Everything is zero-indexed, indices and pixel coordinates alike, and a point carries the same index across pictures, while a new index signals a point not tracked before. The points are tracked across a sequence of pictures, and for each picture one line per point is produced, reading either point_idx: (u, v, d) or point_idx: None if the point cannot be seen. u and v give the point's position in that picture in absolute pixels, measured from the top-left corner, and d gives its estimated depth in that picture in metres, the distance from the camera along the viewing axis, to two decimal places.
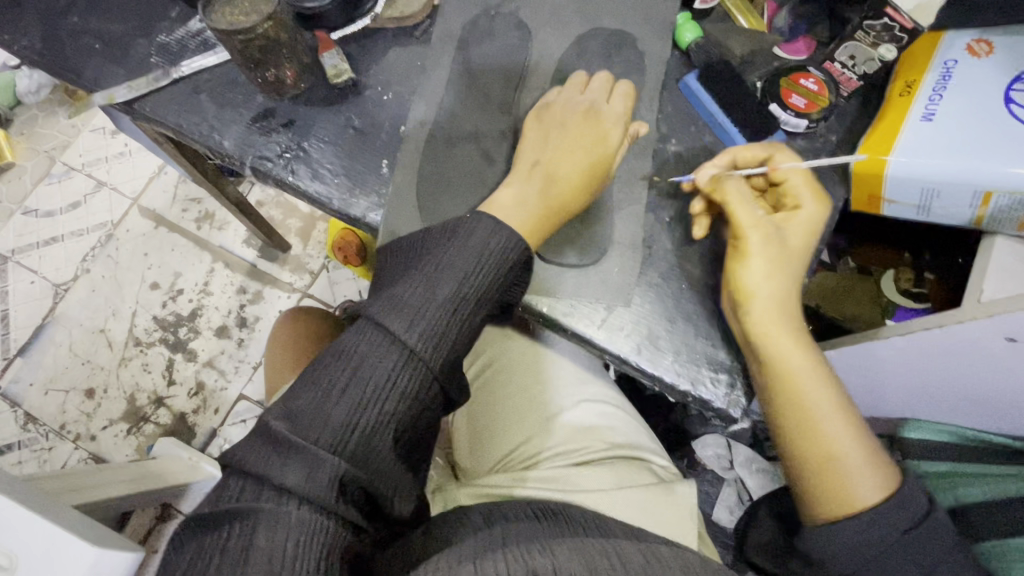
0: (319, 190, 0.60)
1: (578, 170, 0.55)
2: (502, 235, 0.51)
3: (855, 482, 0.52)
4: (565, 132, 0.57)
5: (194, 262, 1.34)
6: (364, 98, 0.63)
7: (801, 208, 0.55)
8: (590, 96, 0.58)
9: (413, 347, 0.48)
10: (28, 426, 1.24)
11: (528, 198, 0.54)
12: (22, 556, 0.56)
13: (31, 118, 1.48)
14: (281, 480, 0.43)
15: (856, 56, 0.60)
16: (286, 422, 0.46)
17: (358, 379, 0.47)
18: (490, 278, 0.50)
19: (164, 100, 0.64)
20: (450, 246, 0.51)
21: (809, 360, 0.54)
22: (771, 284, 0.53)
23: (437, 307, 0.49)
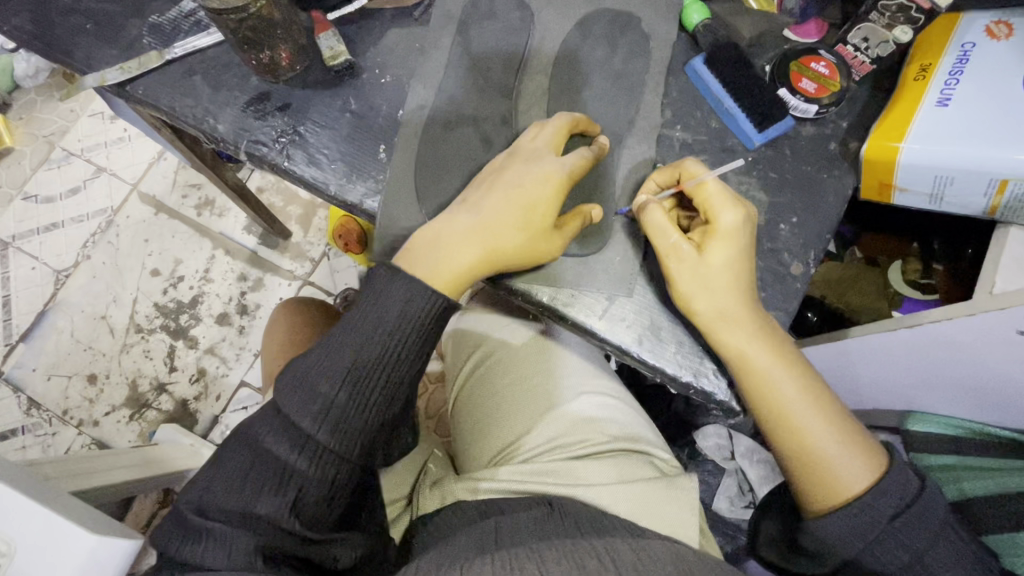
0: (315, 175, 0.59)
1: (509, 228, 0.51)
2: (399, 302, 0.50)
3: (837, 474, 0.52)
4: (500, 180, 0.53)
5: (194, 249, 1.33)
6: (361, 81, 0.62)
7: (717, 219, 0.52)
8: (535, 146, 0.54)
9: (310, 425, 0.48)
10: (31, 412, 1.24)
11: (445, 252, 0.51)
12: (20, 542, 0.57)
13: (30, 102, 1.46)
14: (203, 565, 0.45)
15: (869, 39, 0.58)
16: (197, 512, 0.47)
17: (266, 459, 0.48)
18: (391, 341, 0.50)
19: (158, 82, 0.63)
20: (351, 316, 0.51)
21: (775, 360, 0.52)
22: (713, 305, 0.51)
23: (330, 379, 0.49)
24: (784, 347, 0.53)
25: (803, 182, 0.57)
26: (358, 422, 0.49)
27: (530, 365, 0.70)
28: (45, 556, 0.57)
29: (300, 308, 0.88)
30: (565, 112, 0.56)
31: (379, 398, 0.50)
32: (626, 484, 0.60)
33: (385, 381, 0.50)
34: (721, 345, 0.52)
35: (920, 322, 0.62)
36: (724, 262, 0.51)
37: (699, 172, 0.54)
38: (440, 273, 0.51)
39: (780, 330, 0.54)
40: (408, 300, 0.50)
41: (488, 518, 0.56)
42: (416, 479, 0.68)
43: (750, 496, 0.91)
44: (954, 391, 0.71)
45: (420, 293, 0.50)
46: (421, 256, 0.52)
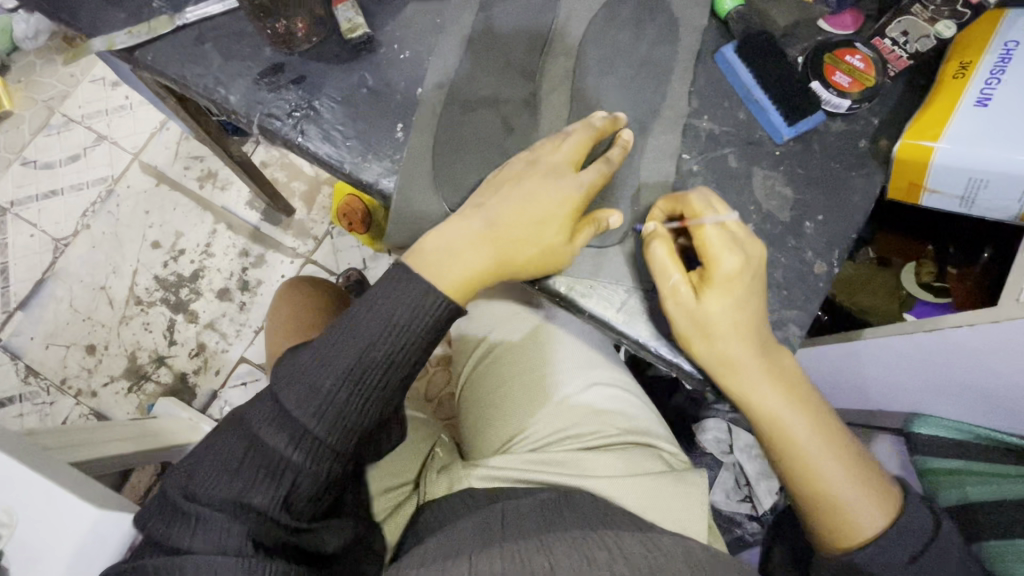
0: (329, 152, 0.57)
1: (517, 239, 0.50)
2: (405, 308, 0.48)
3: (851, 518, 0.53)
4: (515, 192, 0.51)
5: (196, 222, 1.31)
6: (379, 55, 0.59)
7: (719, 262, 0.49)
8: (555, 157, 0.52)
9: (308, 420, 0.47)
10: (29, 379, 1.23)
11: (455, 258, 0.50)
12: (21, 511, 0.56)
13: (29, 64, 1.42)
14: (191, 549, 0.44)
15: (909, 32, 0.55)
16: (189, 497, 0.46)
17: (261, 448, 0.47)
18: (396, 345, 0.48)
19: (167, 48, 0.60)
20: (353, 316, 0.48)
21: (786, 400, 0.52)
22: (717, 349, 0.50)
23: (330, 379, 0.47)
24: (796, 387, 0.53)
25: (830, 179, 0.56)
26: (357, 422, 0.48)
27: (540, 357, 0.69)
28: (46, 529, 0.57)
29: (308, 289, 0.88)
30: (588, 120, 0.53)
31: (378, 399, 0.48)
32: (634, 477, 0.59)
33: (386, 384, 0.48)
34: (731, 384, 0.52)
35: (939, 326, 0.61)
36: (724, 312, 0.50)
37: (704, 211, 0.51)
38: (447, 279, 0.49)
39: (796, 365, 0.53)
40: (417, 305, 0.48)
41: (494, 506, 0.56)
42: (424, 464, 0.67)
43: (746, 490, 0.91)
44: (964, 398, 0.70)
45: (424, 304, 0.48)
46: (430, 259, 0.50)
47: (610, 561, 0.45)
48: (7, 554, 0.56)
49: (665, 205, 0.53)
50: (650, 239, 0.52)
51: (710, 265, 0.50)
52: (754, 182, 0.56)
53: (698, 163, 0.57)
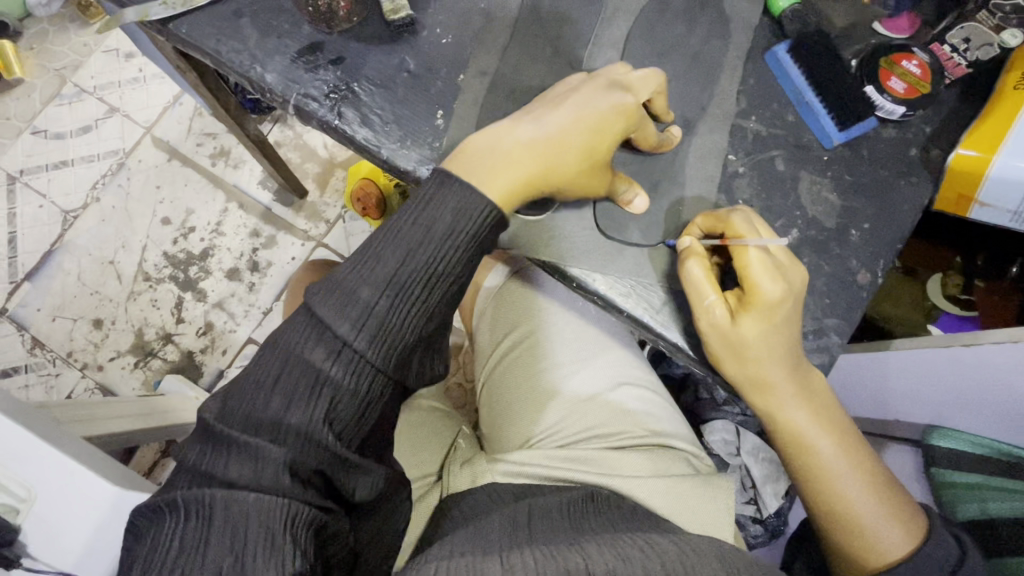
0: (367, 136, 0.56)
1: (571, 145, 0.48)
2: (451, 212, 0.45)
3: (874, 541, 0.52)
4: (569, 100, 0.49)
5: (207, 200, 1.30)
6: (421, 39, 0.58)
7: (761, 291, 0.48)
8: (614, 72, 0.51)
9: (346, 331, 0.43)
10: (35, 351, 1.22)
11: (501, 154, 0.47)
12: (40, 488, 0.55)
13: (42, 32, 1.40)
14: (224, 477, 0.41)
15: (970, 39, 0.55)
16: (223, 419, 0.43)
17: (298, 365, 0.43)
18: (439, 255, 0.44)
19: (202, 22, 0.59)
20: (400, 218, 0.45)
21: (817, 422, 0.52)
22: (750, 368, 0.49)
23: (369, 290, 0.43)
24: (826, 410, 0.52)
25: (877, 187, 0.55)
26: (398, 338, 0.44)
27: (568, 350, 0.69)
28: (67, 505, 0.56)
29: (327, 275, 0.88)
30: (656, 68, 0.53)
31: (419, 315, 0.45)
32: (659, 478, 0.59)
33: (427, 300, 0.45)
34: (761, 402, 0.51)
35: (979, 342, 0.60)
36: (758, 337, 0.48)
37: (747, 236, 0.49)
38: (495, 177, 0.46)
39: (828, 390, 0.53)
40: (461, 207, 0.45)
41: (521, 503, 0.56)
42: (447, 454, 0.67)
43: (751, 492, 0.91)
44: (993, 414, 0.68)
45: (469, 206, 0.45)
46: (475, 156, 0.47)
47: (645, 559, 0.43)
48: (24, 529, 0.54)
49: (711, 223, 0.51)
50: (688, 259, 0.50)
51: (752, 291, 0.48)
52: (800, 187, 0.55)
53: (743, 164, 0.55)
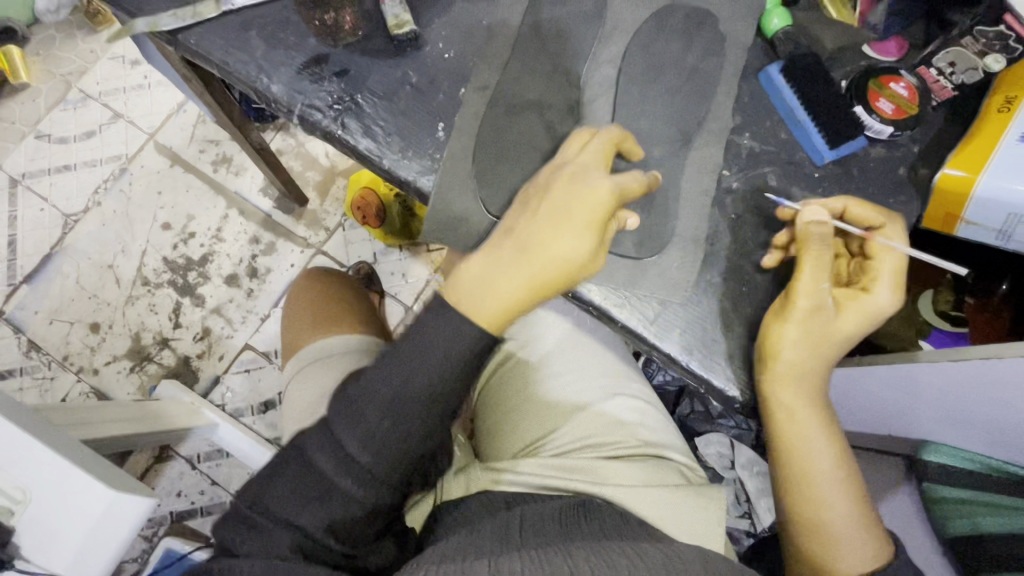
0: (369, 147, 0.57)
1: (557, 246, 0.46)
2: (444, 340, 0.46)
3: (842, 552, 0.53)
4: (545, 202, 0.48)
5: (208, 206, 1.31)
6: (424, 53, 0.59)
7: (875, 293, 0.51)
8: (585, 164, 0.50)
9: (354, 449, 0.47)
10: (31, 354, 1.22)
11: (490, 276, 0.47)
12: (35, 490, 0.55)
13: (49, 37, 1.42)
14: (245, 553, 0.47)
15: (955, 63, 0.56)
16: (250, 504, 0.49)
17: (314, 471, 0.49)
18: (437, 377, 0.47)
19: (210, 33, 0.60)
20: (401, 341, 0.48)
21: (817, 421, 0.53)
22: (793, 354, 0.50)
23: (373, 409, 0.47)
24: (825, 413, 0.54)
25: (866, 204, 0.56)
26: (401, 454, 0.48)
27: (575, 362, 0.70)
28: (61, 509, 0.55)
29: (331, 287, 0.90)
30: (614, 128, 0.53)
31: (420, 430, 0.48)
32: (655, 488, 0.59)
33: (427, 416, 0.48)
34: (775, 399, 0.52)
35: (966, 357, 0.59)
36: (854, 329, 0.50)
37: (893, 242, 0.51)
38: (492, 306, 0.47)
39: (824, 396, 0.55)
40: (456, 333, 0.46)
41: (512, 510, 0.56)
42: None
43: (746, 506, 0.91)
44: (979, 431, 0.68)
45: (462, 333, 0.46)
46: (468, 289, 0.47)
47: (631, 566, 0.45)
48: (16, 532, 0.54)
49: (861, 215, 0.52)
50: (812, 236, 0.51)
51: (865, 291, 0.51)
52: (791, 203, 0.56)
53: (737, 180, 0.57)
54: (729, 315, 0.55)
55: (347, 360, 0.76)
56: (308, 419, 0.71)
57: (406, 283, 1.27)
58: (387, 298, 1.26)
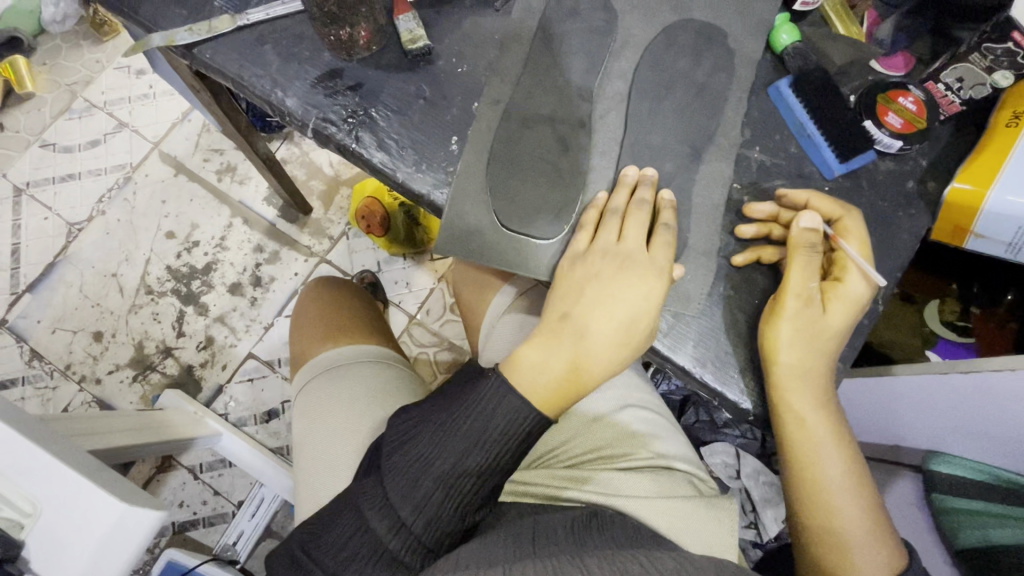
0: (383, 160, 0.58)
1: (612, 337, 0.52)
2: (503, 424, 0.51)
3: (854, 562, 0.53)
4: (597, 291, 0.53)
5: (212, 215, 1.31)
6: (437, 68, 0.60)
7: (846, 282, 0.52)
8: (628, 247, 0.53)
9: (407, 514, 0.51)
10: (33, 363, 1.22)
11: (548, 363, 0.52)
12: (45, 503, 0.54)
13: (55, 48, 1.43)
14: None
15: (963, 78, 0.57)
16: (310, 555, 0.53)
17: (366, 533, 0.52)
18: (492, 455, 0.51)
19: (225, 47, 0.61)
20: (456, 417, 0.52)
21: (826, 427, 0.54)
22: (796, 357, 0.51)
23: (430, 481, 0.51)
24: (834, 419, 0.54)
25: (876, 217, 0.56)
26: (450, 522, 0.52)
27: None
28: (70, 524, 0.54)
29: (340, 298, 0.91)
30: (644, 180, 0.56)
31: (471, 501, 0.52)
32: (668, 499, 0.58)
33: (479, 488, 0.52)
34: (785, 405, 0.52)
35: (977, 369, 0.59)
36: (841, 326, 0.52)
37: (851, 239, 0.53)
38: (548, 390, 0.52)
39: (835, 403, 0.55)
40: (513, 417, 0.51)
41: (525, 520, 0.56)
42: None
43: (752, 515, 0.91)
44: (988, 441, 0.68)
45: (523, 414, 0.51)
46: (526, 373, 0.52)
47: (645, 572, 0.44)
48: (25, 545, 0.54)
49: (823, 210, 0.54)
50: (798, 242, 0.52)
51: (836, 282, 0.53)
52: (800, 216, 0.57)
53: (747, 193, 0.58)
54: (742, 328, 0.55)
55: (356, 371, 0.76)
56: (317, 432, 0.70)
57: (409, 291, 1.27)
58: (391, 307, 1.26)
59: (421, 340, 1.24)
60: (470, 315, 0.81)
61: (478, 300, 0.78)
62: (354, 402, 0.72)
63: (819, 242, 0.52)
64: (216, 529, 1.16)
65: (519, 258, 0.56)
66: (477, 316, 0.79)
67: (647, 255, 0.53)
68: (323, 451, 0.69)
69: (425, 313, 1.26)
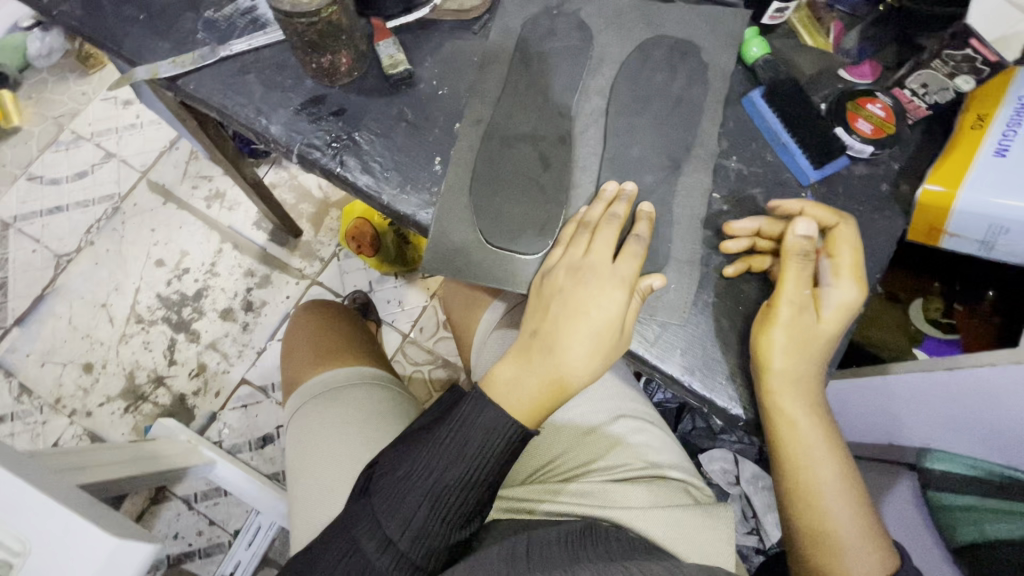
0: (368, 183, 0.59)
1: (590, 347, 0.52)
2: (484, 436, 0.51)
3: (847, 563, 0.53)
4: (578, 302, 0.53)
5: (201, 242, 1.31)
6: (418, 91, 0.61)
7: (837, 287, 0.53)
8: (593, 260, 0.54)
9: (394, 531, 0.51)
10: (22, 398, 1.21)
11: (530, 377, 0.52)
12: (36, 541, 0.53)
13: (41, 82, 1.44)
14: None
15: (928, 84, 0.58)
16: None
17: (355, 553, 0.51)
18: (474, 467, 0.51)
19: (209, 78, 0.62)
20: (439, 432, 0.52)
21: (815, 429, 0.54)
22: (784, 360, 0.51)
23: (414, 497, 0.51)
24: (824, 420, 0.55)
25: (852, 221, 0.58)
26: (436, 540, 0.52)
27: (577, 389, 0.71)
28: (60, 560, 0.53)
29: (327, 322, 0.90)
30: (622, 194, 0.56)
31: (455, 517, 0.52)
32: (660, 508, 0.58)
33: (463, 504, 0.52)
34: (775, 408, 0.52)
35: (962, 365, 0.60)
36: (831, 330, 0.53)
37: (844, 246, 0.54)
38: (530, 404, 0.52)
39: (825, 403, 0.55)
40: (494, 429, 0.51)
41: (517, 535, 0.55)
42: None
43: (753, 522, 0.91)
44: (979, 436, 0.69)
45: (501, 425, 0.51)
46: (508, 387, 0.53)
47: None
48: None
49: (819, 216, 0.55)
50: (794, 250, 0.53)
51: (829, 288, 0.54)
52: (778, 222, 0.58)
53: (727, 202, 0.59)
54: (729, 334, 0.56)
55: (346, 394, 0.75)
56: (308, 455, 0.70)
57: (402, 310, 1.27)
58: (383, 326, 1.26)
59: (415, 359, 1.24)
60: (462, 331, 0.81)
61: (470, 316, 0.79)
62: (347, 425, 0.71)
63: (812, 251, 0.53)
64: (213, 560, 1.14)
65: (503, 274, 0.57)
66: (470, 333, 0.79)
67: (621, 265, 0.54)
68: (318, 476, 0.68)
69: (418, 331, 1.26)
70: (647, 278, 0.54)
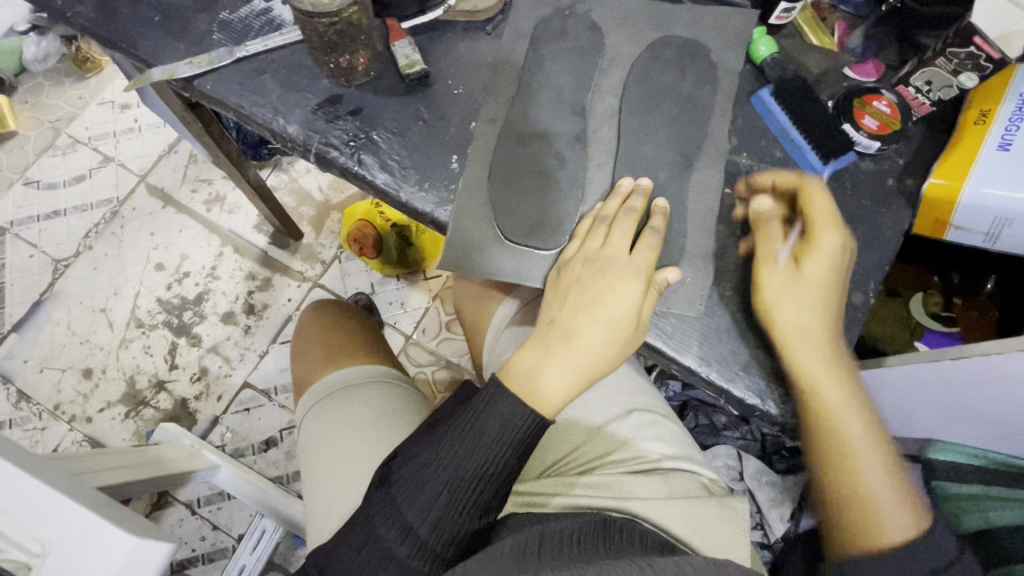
0: (386, 180, 0.59)
1: (607, 336, 0.53)
2: (503, 424, 0.52)
3: (883, 520, 0.54)
4: (594, 288, 0.54)
5: (202, 245, 1.31)
6: (433, 90, 0.62)
7: (818, 240, 0.54)
8: (608, 252, 0.55)
9: (414, 519, 0.52)
10: (21, 405, 1.19)
11: (549, 365, 0.53)
12: (54, 542, 0.51)
13: (37, 86, 1.43)
14: None
15: (932, 82, 0.59)
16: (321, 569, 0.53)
17: (377, 542, 0.52)
18: (493, 455, 0.52)
19: (223, 78, 0.62)
20: (457, 422, 0.53)
21: (847, 395, 0.55)
22: (796, 342, 0.53)
23: (434, 485, 0.52)
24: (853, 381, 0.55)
25: (860, 215, 0.59)
26: (456, 527, 0.52)
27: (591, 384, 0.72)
28: (79, 561, 0.50)
29: (335, 322, 0.90)
30: (636, 188, 0.57)
31: (475, 506, 0.52)
32: (676, 500, 0.59)
33: (482, 492, 0.52)
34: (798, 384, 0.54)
35: (967, 355, 0.60)
36: (821, 282, 0.54)
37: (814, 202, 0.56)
38: (555, 379, 0.53)
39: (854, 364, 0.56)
40: (512, 417, 0.52)
41: (531, 529, 0.56)
42: None
43: (759, 517, 0.92)
44: (980, 425, 0.70)
45: (518, 414, 0.52)
46: (526, 375, 0.54)
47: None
48: None
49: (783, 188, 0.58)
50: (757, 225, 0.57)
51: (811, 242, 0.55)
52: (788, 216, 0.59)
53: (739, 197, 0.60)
54: (744, 326, 0.57)
55: (360, 392, 0.76)
56: (324, 452, 0.71)
57: (404, 311, 1.27)
58: (386, 328, 1.26)
59: (418, 360, 1.24)
60: (473, 328, 0.82)
61: (481, 314, 0.79)
62: (363, 423, 0.72)
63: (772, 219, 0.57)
64: (216, 565, 1.13)
65: (522, 270, 0.57)
66: (482, 330, 0.79)
67: (634, 255, 0.55)
68: (335, 474, 0.69)
69: (420, 333, 1.26)
70: (663, 271, 0.55)
